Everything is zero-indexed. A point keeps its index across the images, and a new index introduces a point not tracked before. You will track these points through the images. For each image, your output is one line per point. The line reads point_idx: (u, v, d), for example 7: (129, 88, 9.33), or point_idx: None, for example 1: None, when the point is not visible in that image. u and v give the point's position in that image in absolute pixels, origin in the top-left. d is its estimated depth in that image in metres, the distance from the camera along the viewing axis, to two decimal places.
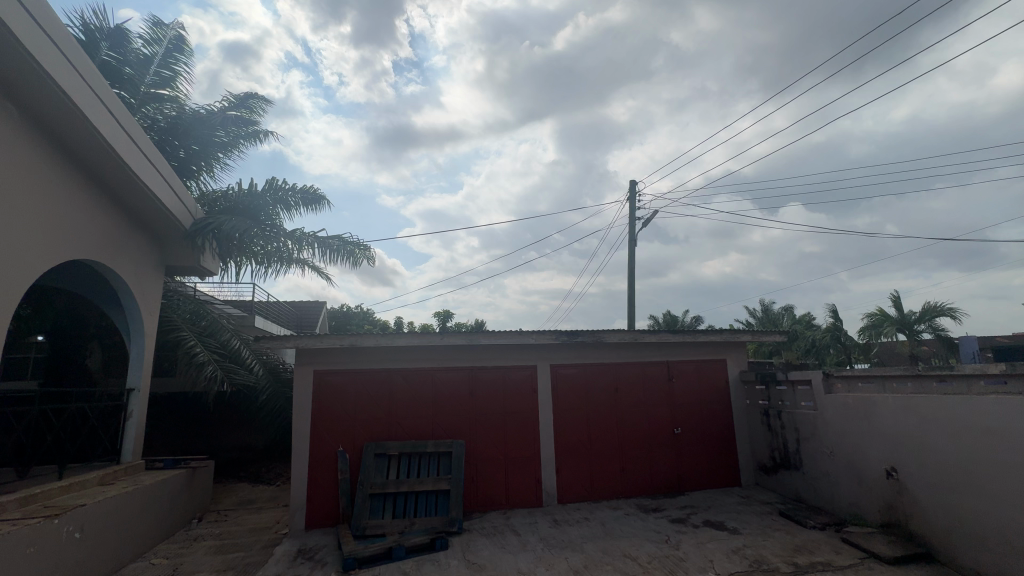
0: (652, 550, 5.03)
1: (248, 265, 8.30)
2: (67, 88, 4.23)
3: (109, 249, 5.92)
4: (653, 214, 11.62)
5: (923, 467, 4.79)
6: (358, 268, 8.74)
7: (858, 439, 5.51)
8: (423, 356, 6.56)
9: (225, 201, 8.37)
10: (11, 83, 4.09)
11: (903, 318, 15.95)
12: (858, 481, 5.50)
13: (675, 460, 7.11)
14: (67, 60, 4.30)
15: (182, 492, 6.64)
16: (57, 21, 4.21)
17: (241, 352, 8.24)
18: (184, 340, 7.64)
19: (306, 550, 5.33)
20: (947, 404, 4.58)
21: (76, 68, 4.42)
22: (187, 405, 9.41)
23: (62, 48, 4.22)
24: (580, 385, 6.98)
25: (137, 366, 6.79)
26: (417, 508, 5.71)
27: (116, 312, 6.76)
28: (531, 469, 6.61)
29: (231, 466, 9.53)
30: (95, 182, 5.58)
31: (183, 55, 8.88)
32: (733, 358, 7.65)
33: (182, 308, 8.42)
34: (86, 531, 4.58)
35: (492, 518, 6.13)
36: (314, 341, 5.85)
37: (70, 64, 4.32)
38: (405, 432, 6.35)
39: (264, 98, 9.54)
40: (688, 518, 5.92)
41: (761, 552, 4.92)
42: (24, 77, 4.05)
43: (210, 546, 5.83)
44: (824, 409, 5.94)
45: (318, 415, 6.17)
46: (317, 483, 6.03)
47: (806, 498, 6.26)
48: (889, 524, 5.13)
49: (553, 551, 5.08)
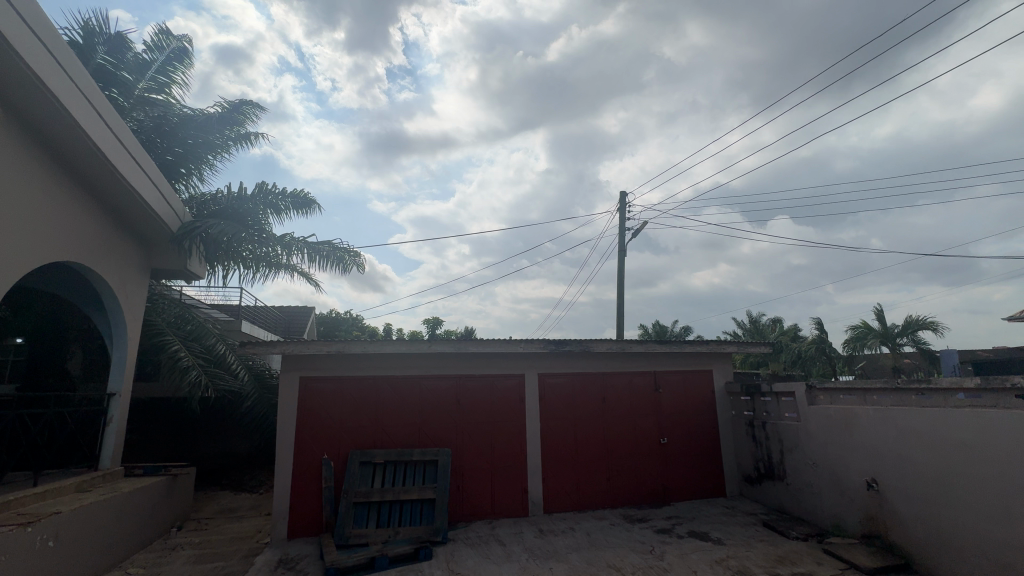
0: (637, 561, 5.03)
1: (236, 269, 8.19)
2: (61, 97, 4.29)
3: (94, 252, 5.87)
4: (642, 224, 11.84)
5: (903, 479, 4.87)
6: (348, 274, 8.71)
7: (839, 450, 5.58)
8: (412, 364, 6.54)
9: (214, 205, 8.30)
10: (6, 92, 4.14)
11: (886, 330, 16.23)
12: (839, 491, 5.57)
13: (661, 470, 7.14)
14: (63, 68, 4.36)
15: (162, 500, 6.51)
16: (52, 29, 4.26)
17: (226, 357, 8.13)
18: (167, 345, 7.52)
19: (288, 560, 5.25)
20: (927, 417, 4.67)
21: (71, 77, 4.48)
22: (170, 410, 9.26)
23: (58, 58, 4.28)
24: (567, 394, 7.00)
25: (119, 370, 6.67)
26: (402, 516, 5.66)
27: (98, 315, 6.67)
28: (517, 478, 6.60)
29: (214, 473, 9.39)
30: (82, 185, 5.55)
31: (183, 65, 8.90)
32: (718, 369, 7.74)
33: (168, 311, 8.33)
34: (61, 540, 4.48)
35: (477, 528, 6.10)
36: (301, 347, 5.81)
37: (65, 72, 4.37)
38: (391, 440, 6.30)
39: (258, 105, 9.49)
40: (673, 529, 5.94)
41: (744, 563, 4.96)
42: (20, 87, 4.11)
43: (189, 556, 5.72)
44: (808, 420, 6.01)
45: (302, 423, 6.11)
46: (301, 491, 5.96)
47: (789, 509, 6.31)
48: (869, 535, 5.19)
49: (537, 562, 5.06)
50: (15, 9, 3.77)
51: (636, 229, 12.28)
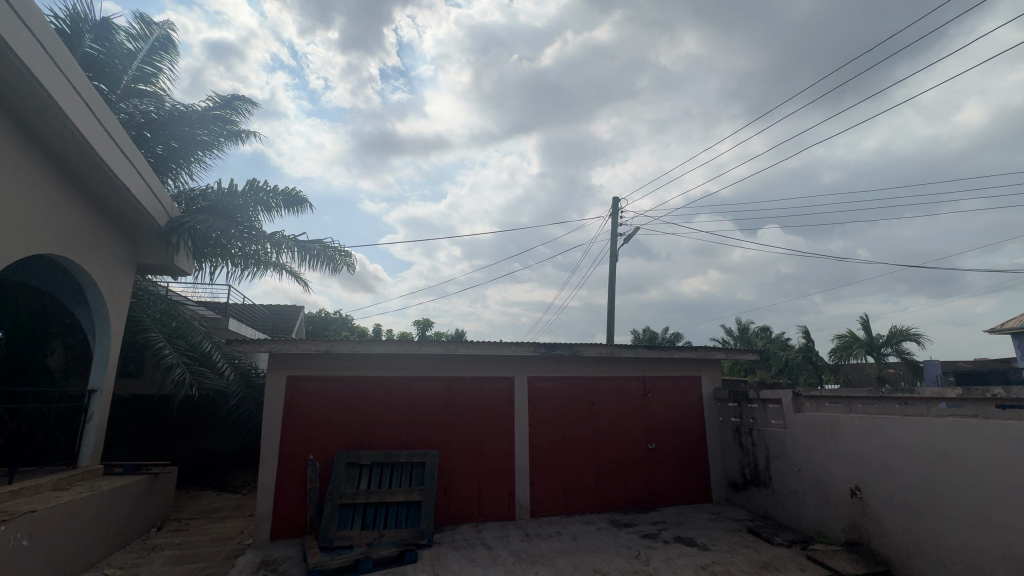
0: (622, 566, 5.02)
1: (224, 266, 8.10)
2: (55, 96, 4.32)
3: (80, 245, 5.79)
4: (635, 230, 11.97)
5: (887, 487, 4.92)
6: (338, 273, 8.65)
7: (824, 457, 5.65)
8: (401, 365, 6.50)
9: (203, 201, 8.19)
10: (3, 89, 4.17)
11: (872, 340, 16.42)
12: (823, 498, 5.63)
13: (648, 476, 7.16)
14: (59, 68, 4.38)
15: (142, 499, 6.39)
16: (48, 27, 4.27)
17: (212, 355, 8.02)
18: (152, 341, 7.37)
19: (270, 561, 5.17)
20: (909, 427, 4.74)
21: (67, 76, 4.49)
22: (152, 408, 9.09)
23: (53, 56, 4.30)
24: (556, 398, 6.99)
25: (101, 367, 6.53)
26: (387, 519, 5.60)
27: (82, 310, 6.56)
28: (505, 482, 6.57)
29: (196, 474, 9.26)
30: (70, 178, 5.49)
31: (169, 55, 8.77)
32: (707, 375, 7.79)
33: (153, 307, 8.19)
34: (36, 539, 4.38)
35: (463, 531, 6.06)
36: (289, 346, 5.74)
37: (60, 71, 4.39)
38: (378, 441, 6.25)
39: (249, 100, 9.44)
40: (658, 534, 5.94)
41: (728, 569, 4.96)
42: (19, 86, 4.15)
43: (169, 556, 5.63)
44: (793, 427, 6.08)
45: (288, 422, 6.05)
46: (285, 492, 5.88)
47: (774, 516, 6.34)
48: (853, 542, 5.23)
49: (522, 566, 5.04)
50: (13, 8, 3.80)
51: (630, 234, 12.29)
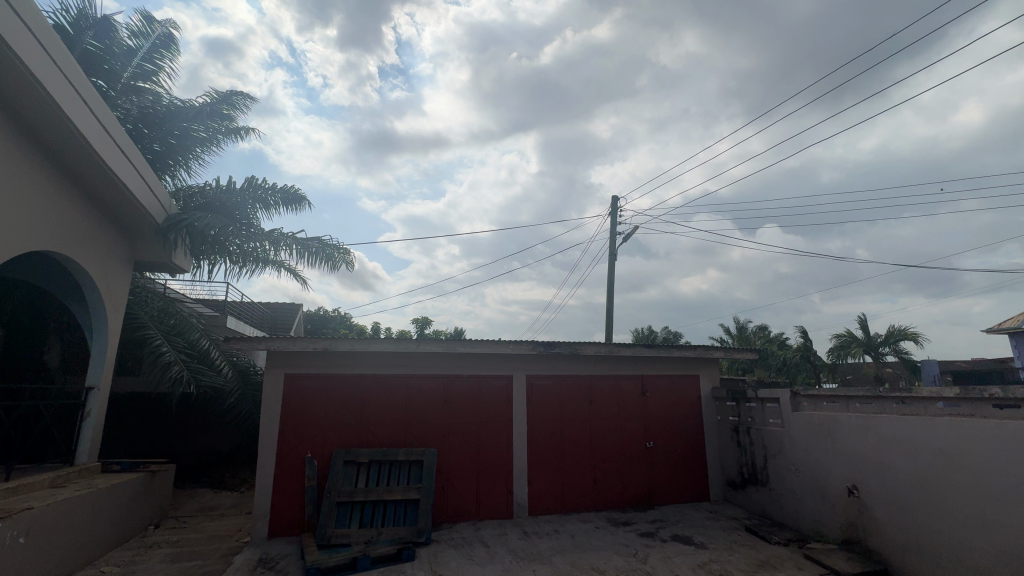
0: (620, 564, 5.03)
1: (222, 264, 8.07)
2: (55, 95, 4.32)
3: (78, 243, 5.79)
4: (634, 229, 12.00)
5: (884, 486, 4.93)
6: (337, 271, 8.63)
7: (821, 456, 5.66)
8: (399, 364, 6.48)
9: (201, 198, 8.16)
10: (4, 88, 4.18)
11: (870, 339, 16.45)
12: (820, 497, 5.64)
13: (646, 474, 7.17)
14: (59, 67, 4.38)
15: (139, 496, 6.39)
16: (48, 27, 4.26)
17: (210, 353, 8.00)
18: (150, 339, 7.35)
19: (268, 559, 5.17)
20: (906, 426, 4.74)
21: (66, 75, 4.49)
22: (149, 406, 9.06)
23: (53, 57, 4.31)
24: (554, 396, 6.99)
25: (98, 364, 6.52)
26: (385, 516, 5.61)
27: (80, 308, 6.55)
28: (503, 481, 6.57)
29: (193, 471, 9.25)
30: (69, 176, 5.49)
31: (170, 53, 8.76)
32: (705, 375, 7.79)
33: (151, 305, 8.16)
34: (32, 536, 4.35)
35: (461, 529, 6.06)
36: (288, 344, 5.74)
37: (60, 71, 4.39)
38: (377, 439, 6.24)
39: (248, 96, 9.41)
40: (656, 533, 5.95)
41: (725, 567, 4.97)
42: (18, 86, 4.15)
43: (167, 554, 5.62)
44: (791, 426, 6.09)
45: (287, 420, 6.03)
46: (283, 490, 5.87)
47: (771, 515, 6.36)
48: (849, 541, 5.24)
49: (520, 564, 5.04)
50: (13, 7, 3.80)
51: (626, 234, 12.01)
